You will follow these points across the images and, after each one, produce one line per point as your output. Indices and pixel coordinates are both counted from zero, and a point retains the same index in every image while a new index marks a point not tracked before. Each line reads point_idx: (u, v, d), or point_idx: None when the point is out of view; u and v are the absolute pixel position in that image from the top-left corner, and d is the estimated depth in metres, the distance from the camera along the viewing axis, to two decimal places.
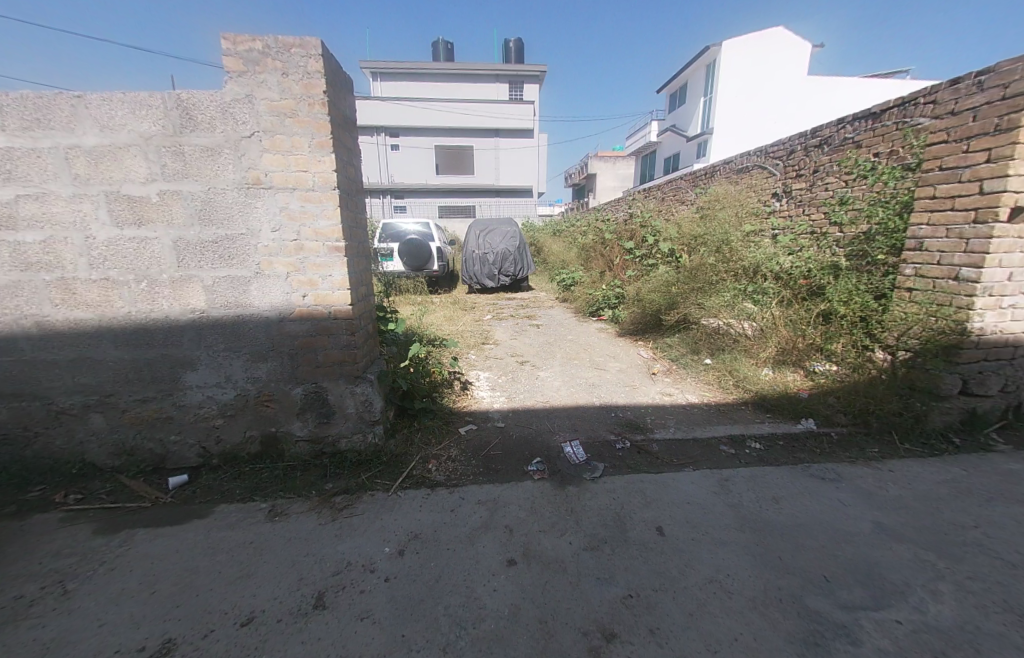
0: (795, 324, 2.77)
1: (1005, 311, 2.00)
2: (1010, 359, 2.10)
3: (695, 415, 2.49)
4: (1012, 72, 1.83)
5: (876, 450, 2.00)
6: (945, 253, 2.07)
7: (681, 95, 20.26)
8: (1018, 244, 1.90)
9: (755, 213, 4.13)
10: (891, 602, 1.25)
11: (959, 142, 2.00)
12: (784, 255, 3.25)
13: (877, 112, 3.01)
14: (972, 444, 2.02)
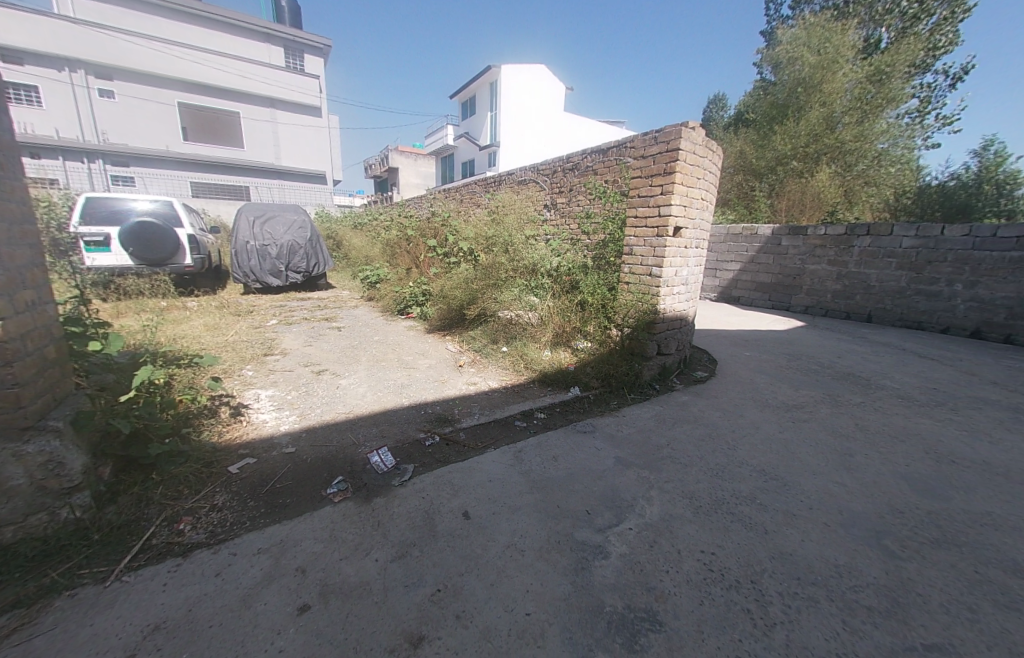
0: (563, 312, 3.40)
1: (675, 296, 3.00)
2: (681, 328, 3.18)
3: (495, 398, 2.76)
4: (670, 133, 2.74)
5: (616, 402, 2.71)
6: (644, 257, 2.94)
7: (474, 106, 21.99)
8: (677, 251, 2.88)
9: (533, 220, 4.84)
10: (626, 515, 1.71)
11: (647, 178, 2.87)
12: (553, 256, 3.92)
13: (605, 149, 3.97)
14: (664, 387, 2.98)
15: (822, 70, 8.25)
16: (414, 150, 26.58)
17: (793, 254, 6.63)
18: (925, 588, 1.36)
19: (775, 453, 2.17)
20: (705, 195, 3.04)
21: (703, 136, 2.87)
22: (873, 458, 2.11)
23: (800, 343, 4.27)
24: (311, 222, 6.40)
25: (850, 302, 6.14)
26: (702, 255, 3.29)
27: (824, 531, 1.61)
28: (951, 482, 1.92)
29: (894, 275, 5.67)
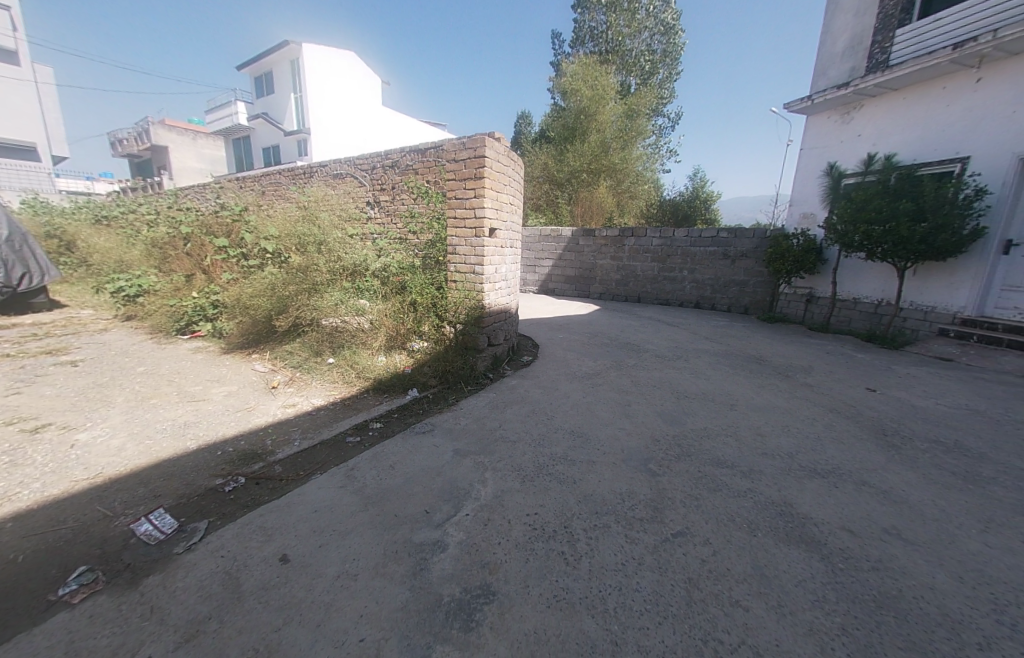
0: (394, 313, 3.22)
1: (497, 292, 3.33)
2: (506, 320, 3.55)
3: (321, 418, 2.49)
4: (475, 141, 2.97)
5: (454, 396, 2.80)
6: (466, 256, 3.13)
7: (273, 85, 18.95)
8: (495, 251, 3.18)
9: (354, 218, 4.48)
10: (463, 503, 1.78)
11: (461, 181, 3.06)
12: (377, 256, 3.73)
13: (422, 149, 3.95)
14: (497, 375, 3.24)
15: (594, 103, 10.23)
16: (191, 127, 21.13)
17: (588, 251, 8.11)
18: (671, 491, 1.88)
19: (581, 415, 2.62)
20: (513, 200, 3.43)
21: (505, 147, 3.22)
22: (642, 404, 2.79)
23: (597, 323, 5.28)
24: (20, 224, 4.55)
25: (627, 289, 7.92)
26: (516, 253, 3.73)
27: (613, 469, 2.04)
28: (685, 411, 2.71)
29: (650, 266, 7.63)
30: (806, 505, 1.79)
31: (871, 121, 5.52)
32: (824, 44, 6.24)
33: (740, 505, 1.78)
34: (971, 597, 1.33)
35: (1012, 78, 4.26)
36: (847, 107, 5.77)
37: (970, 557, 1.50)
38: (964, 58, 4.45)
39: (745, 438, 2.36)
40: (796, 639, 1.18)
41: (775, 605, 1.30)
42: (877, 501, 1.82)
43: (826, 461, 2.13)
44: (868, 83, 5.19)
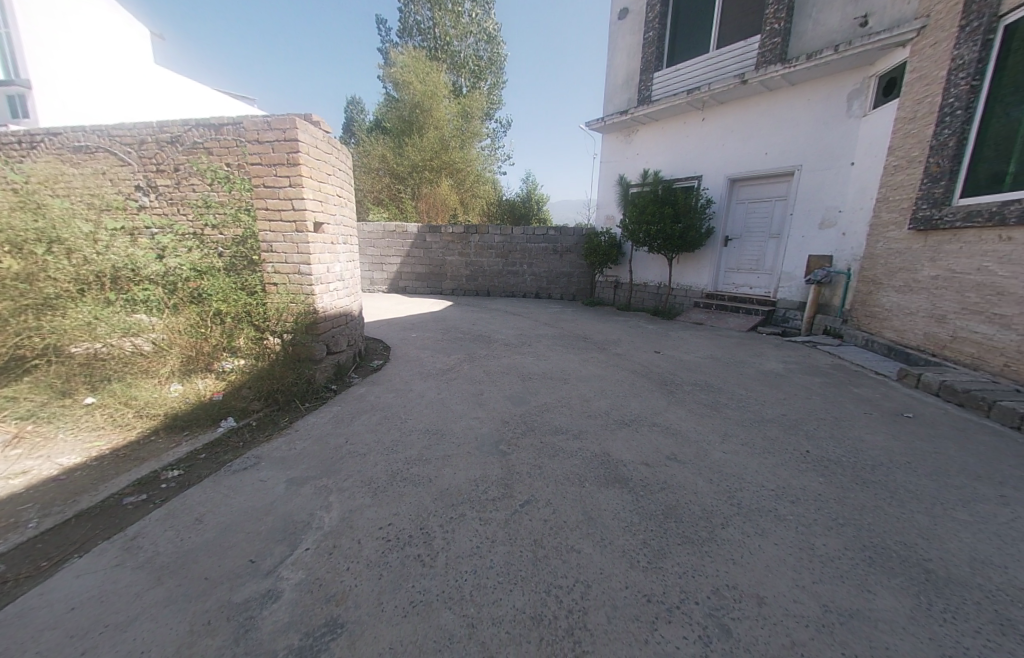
0: (187, 330, 2.68)
1: (332, 292, 3.18)
2: (345, 322, 3.42)
3: (77, 480, 1.83)
4: (282, 123, 2.73)
5: (286, 418, 2.51)
6: (287, 253, 2.87)
7: None
8: (322, 246, 3.03)
9: (112, 205, 3.22)
10: (302, 537, 1.56)
11: (270, 167, 2.79)
12: (150, 256, 2.83)
13: (216, 125, 3.18)
14: (341, 385, 3.07)
15: (428, 99, 10.22)
16: None
17: (435, 248, 8.11)
18: (519, 466, 2.05)
19: (434, 412, 2.62)
20: (337, 190, 3.31)
21: (322, 134, 3.05)
22: (493, 391, 2.97)
23: (450, 319, 5.36)
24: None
25: (477, 284, 8.25)
26: (347, 250, 3.58)
27: (467, 458, 2.11)
28: (529, 390, 3.00)
29: (495, 262, 8.13)
30: (619, 451, 2.20)
31: (644, 143, 7.09)
32: (609, 75, 7.65)
33: (574, 464, 2.07)
34: (715, 491, 1.87)
35: (718, 121, 6.09)
36: (628, 130, 7.27)
37: (715, 462, 2.10)
38: (692, 103, 6.13)
39: (576, 406, 2.75)
40: (615, 563, 1.45)
41: (599, 541, 1.56)
42: (663, 436, 2.38)
43: (632, 413, 2.67)
44: (639, 113, 6.63)
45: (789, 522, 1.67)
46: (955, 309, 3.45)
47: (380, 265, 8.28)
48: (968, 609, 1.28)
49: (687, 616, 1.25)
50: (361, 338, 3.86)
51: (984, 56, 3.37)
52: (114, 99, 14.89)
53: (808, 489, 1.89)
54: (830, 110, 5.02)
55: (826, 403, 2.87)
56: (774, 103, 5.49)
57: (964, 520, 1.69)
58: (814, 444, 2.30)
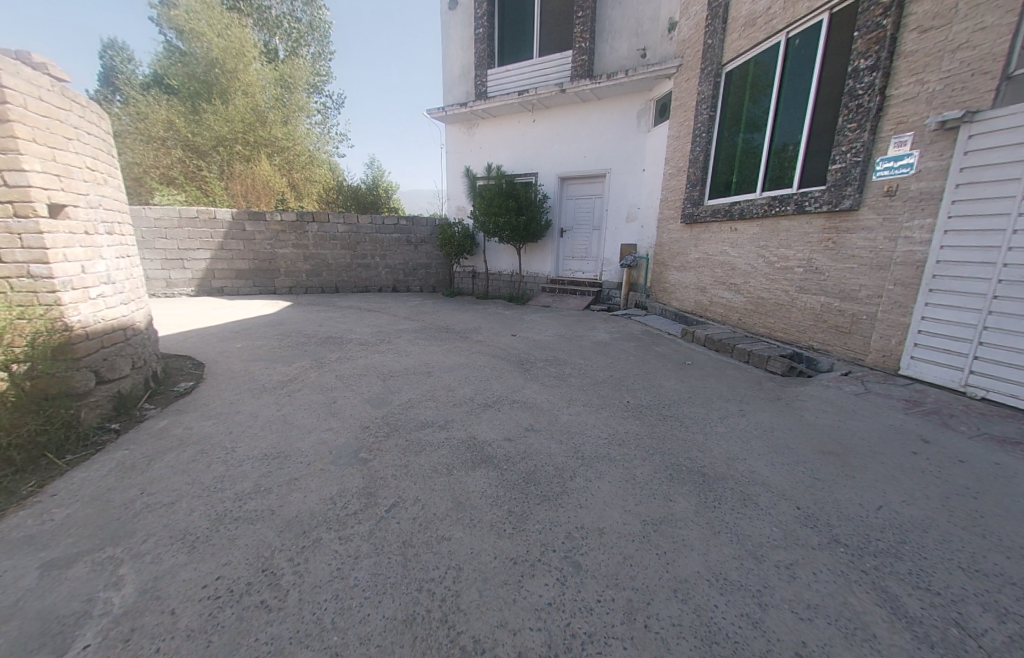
0: None
1: (96, 301, 2.39)
2: (125, 340, 2.62)
3: None
4: None
5: (33, 482, 1.80)
6: (2, 249, 1.99)
7: None
8: (71, 239, 2.23)
9: None
10: (75, 634, 1.14)
11: None
12: None
13: None
14: (127, 421, 2.39)
15: (231, 58, 8.42)
16: None
17: (261, 239, 6.84)
18: (382, 470, 1.94)
19: (274, 432, 2.25)
20: (88, 162, 2.46)
21: (49, 81, 2.21)
22: (348, 396, 2.71)
23: (288, 321, 4.64)
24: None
25: (321, 279, 7.34)
26: (115, 243, 2.70)
27: (320, 475, 1.88)
28: (390, 389, 2.85)
29: (341, 254, 7.36)
30: (483, 432, 2.30)
31: (486, 138, 7.38)
32: (445, 66, 7.65)
33: (440, 455, 2.07)
34: (565, 449, 2.14)
35: (546, 124, 6.79)
36: (470, 123, 7.45)
37: (563, 425, 2.40)
38: (524, 104, 6.64)
39: (439, 397, 2.74)
40: (484, 539, 1.52)
41: (468, 522, 1.61)
42: (521, 410, 2.59)
43: (493, 395, 2.82)
44: (478, 106, 6.84)
45: (618, 461, 2.04)
46: (711, 282, 4.73)
47: (180, 262, 6.52)
48: (725, 493, 1.80)
49: (548, 564, 1.40)
50: (156, 356, 3.03)
51: (716, 94, 4.62)
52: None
53: (630, 432, 2.34)
54: (627, 123, 6.14)
55: (640, 361, 3.58)
56: (588, 113, 6.40)
57: (722, 431, 2.36)
58: (633, 395, 2.85)
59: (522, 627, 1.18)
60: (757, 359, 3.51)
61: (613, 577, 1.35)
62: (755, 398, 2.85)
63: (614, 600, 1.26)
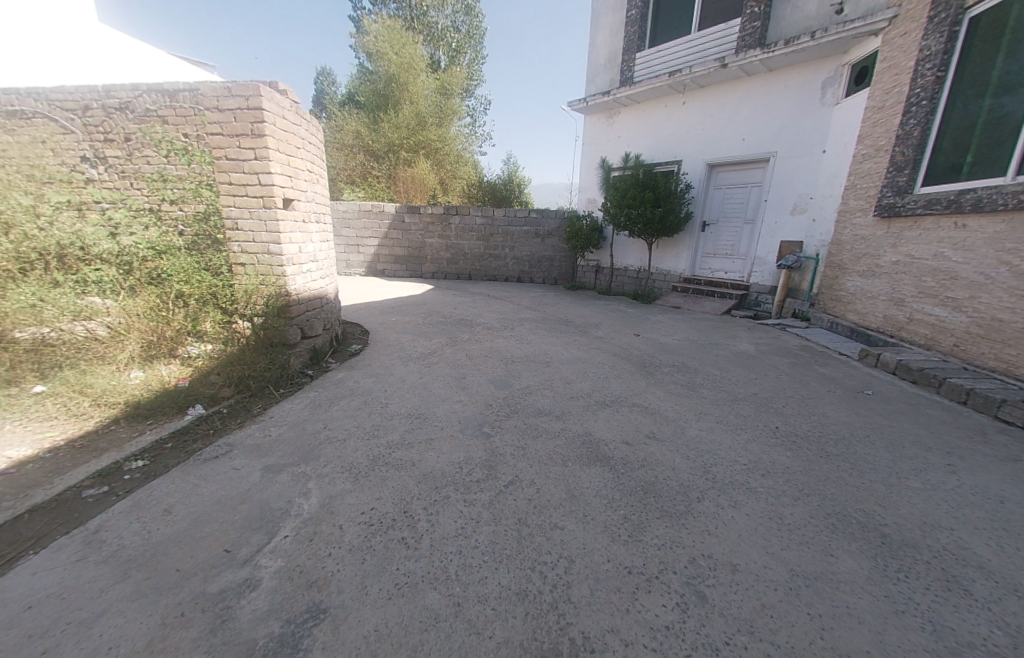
0: (146, 314, 2.55)
1: (306, 274, 3.10)
2: (321, 306, 3.33)
3: (25, 475, 1.74)
4: (246, 90, 2.57)
5: (259, 405, 2.45)
6: (255, 233, 2.74)
7: None
8: (294, 225, 2.92)
9: (54, 178, 2.91)
10: (279, 524, 1.52)
11: (232, 138, 2.62)
12: (101, 232, 2.66)
13: (169, 91, 2.83)
14: (318, 370, 3.02)
15: (404, 72, 9.81)
16: None
17: (414, 230, 7.90)
18: (502, 448, 2.05)
19: (416, 396, 2.58)
20: (309, 166, 3.18)
21: (290, 102, 2.90)
22: (475, 374, 2.95)
23: (430, 302, 5.26)
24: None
25: (458, 267, 8.13)
26: (320, 229, 3.44)
27: (450, 441, 2.10)
28: (512, 373, 3.00)
29: (476, 245, 8.01)
30: (601, 431, 2.24)
31: (626, 126, 7.05)
32: (591, 55, 7.53)
33: (555, 445, 2.09)
34: (692, 467, 1.94)
35: (698, 105, 6.13)
36: (610, 111, 7.20)
37: (692, 439, 2.18)
38: (674, 86, 6.12)
39: (558, 388, 2.78)
40: (597, 539, 1.49)
41: (582, 518, 1.59)
42: (643, 415, 2.44)
43: (613, 394, 2.72)
44: (621, 94, 6.57)
45: (760, 494, 1.75)
46: (913, 293, 3.65)
47: (356, 247, 8.01)
48: (920, 568, 1.38)
49: (666, 585, 1.30)
50: (338, 321, 3.77)
51: (949, 49, 3.48)
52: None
53: (778, 463, 1.98)
54: (804, 97, 5.12)
55: (794, 382, 3.00)
56: (752, 89, 5.55)
57: (915, 487, 1.82)
58: (784, 421, 2.41)
59: (635, 641, 1.12)
60: (979, 402, 2.61)
61: (747, 623, 1.17)
62: (975, 453, 2.11)
63: (747, 649, 1.10)
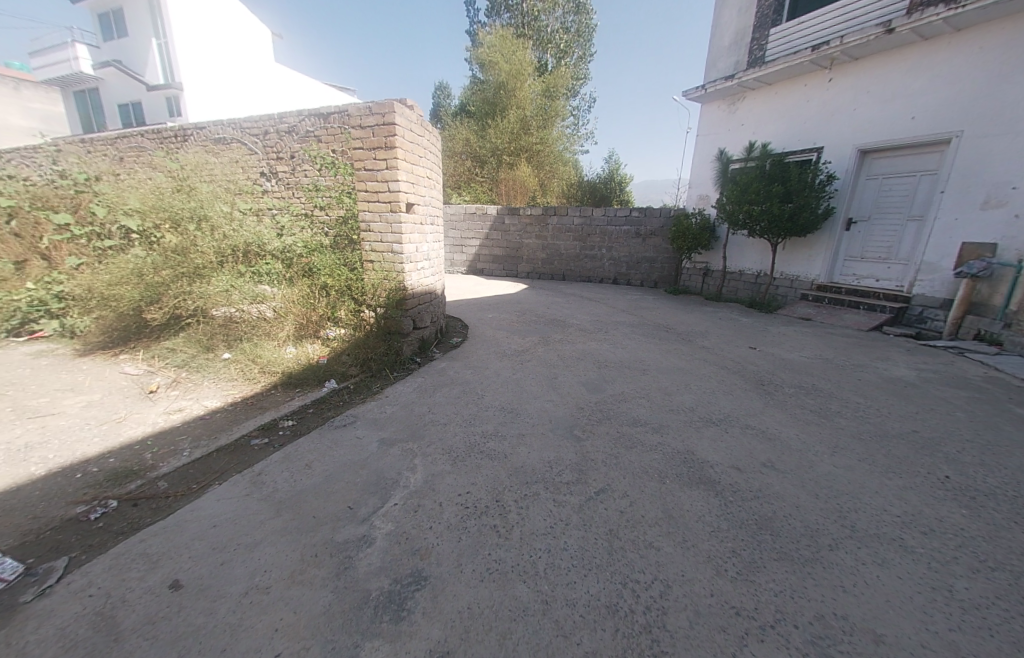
0: (300, 301, 3.10)
1: (420, 271, 3.43)
2: (430, 300, 3.65)
3: (217, 422, 2.26)
4: (383, 108, 2.94)
5: (377, 384, 2.79)
6: (382, 234, 3.12)
7: (104, 25, 14.85)
8: (414, 227, 3.24)
9: (244, 191, 3.73)
10: (390, 492, 1.71)
11: (370, 151, 3.02)
12: (274, 235, 3.36)
13: (324, 114, 3.38)
14: (425, 359, 3.32)
15: (512, 79, 10.18)
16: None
17: (513, 230, 8.18)
18: (594, 453, 2.00)
19: (510, 391, 2.67)
20: (429, 173, 3.51)
21: (417, 116, 3.22)
22: (568, 375, 2.93)
23: (525, 301, 5.39)
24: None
25: (552, 267, 8.19)
26: (434, 230, 3.77)
27: (542, 439, 2.12)
28: (605, 378, 2.91)
29: (572, 245, 7.97)
30: (705, 450, 2.04)
31: (752, 113, 6.28)
32: (714, 37, 6.85)
33: (652, 458, 1.97)
34: (823, 508, 1.64)
35: (850, 81, 5.16)
36: (733, 98, 6.48)
37: (821, 475, 1.85)
38: (818, 61, 5.24)
39: (655, 398, 2.61)
40: (697, 568, 1.35)
41: (681, 542, 1.46)
42: (758, 440, 2.15)
43: (720, 411, 2.46)
44: (748, 77, 5.87)
45: (920, 556, 1.41)
46: None
47: (460, 247, 8.62)
48: None
49: (784, 639, 1.12)
50: (443, 315, 4.08)
51: None
52: (254, 96, 16.57)
53: (950, 523, 1.57)
54: (1014, 56, 3.94)
55: (976, 423, 2.35)
56: (931, 54, 4.47)
57: None
58: (959, 470, 1.90)
59: None
60: None
61: None
62: None
63: None
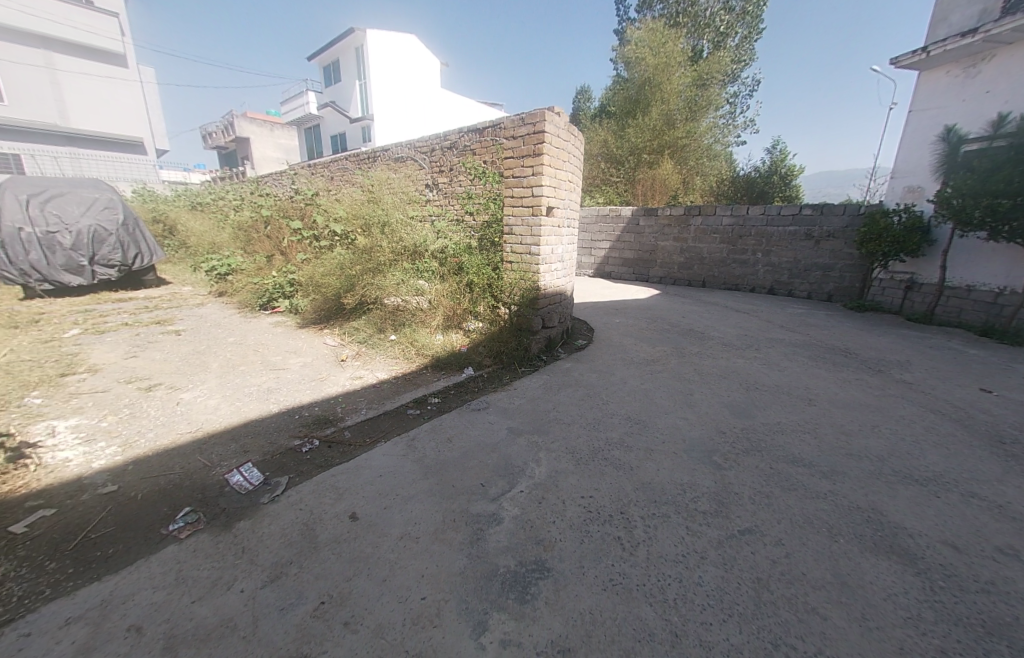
0: (449, 295, 3.53)
1: (553, 272, 3.52)
2: (559, 301, 3.74)
3: (384, 391, 2.73)
4: (534, 119, 3.10)
5: (508, 376, 2.99)
6: (523, 237, 3.31)
7: (326, 76, 19.36)
8: (552, 230, 3.36)
9: (413, 201, 4.44)
10: (516, 479, 1.81)
11: (519, 160, 3.23)
12: (434, 238, 3.94)
13: (481, 129, 3.79)
14: (551, 358, 3.40)
15: (660, 72, 9.59)
16: (262, 119, 22.72)
17: (648, 232, 7.74)
18: (738, 486, 1.76)
19: (638, 402, 2.54)
20: (570, 177, 3.58)
21: (565, 122, 3.32)
22: (706, 393, 2.64)
23: (658, 308, 5.05)
24: (132, 209, 5.43)
25: (690, 272, 7.48)
26: (570, 233, 3.84)
27: (673, 459, 1.96)
28: (755, 402, 2.53)
29: (718, 248, 7.13)
30: (900, 513, 1.60)
31: (1009, 73, 4.60)
32: None
33: (817, 507, 1.63)
34: None
35: None
36: (977, 55, 4.85)
37: None
38: None
39: (824, 435, 2.16)
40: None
41: (861, 619, 1.17)
42: (993, 518, 1.58)
43: (926, 467, 1.89)
44: (1005, 26, 4.31)
45: None
46: None
47: (589, 249, 8.57)
48: None
49: None
50: (569, 317, 4.12)
51: None
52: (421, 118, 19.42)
53: None
54: None
55: None
56: None
57: None
58: None
59: None
60: None
61: None
62: None
63: None
